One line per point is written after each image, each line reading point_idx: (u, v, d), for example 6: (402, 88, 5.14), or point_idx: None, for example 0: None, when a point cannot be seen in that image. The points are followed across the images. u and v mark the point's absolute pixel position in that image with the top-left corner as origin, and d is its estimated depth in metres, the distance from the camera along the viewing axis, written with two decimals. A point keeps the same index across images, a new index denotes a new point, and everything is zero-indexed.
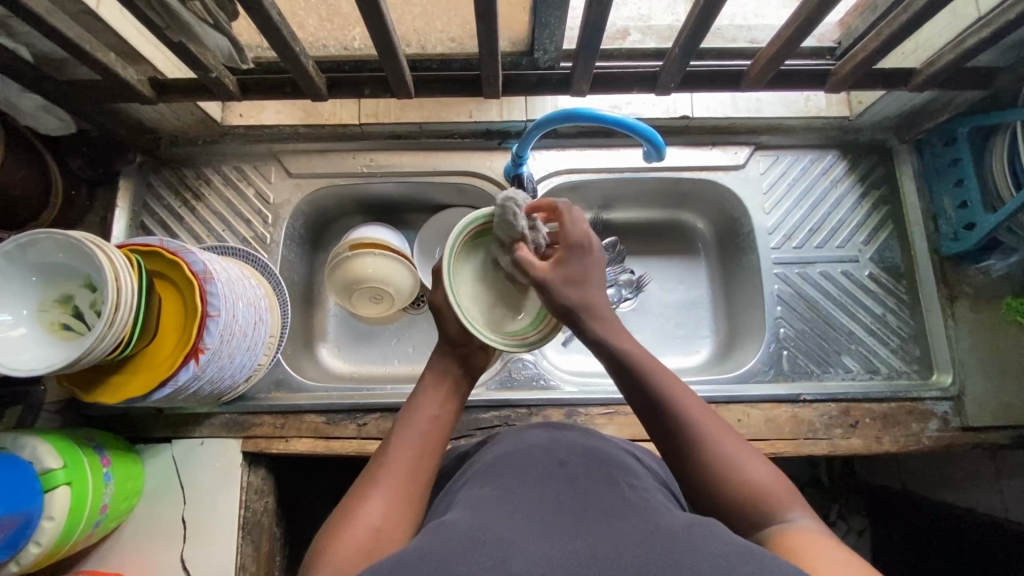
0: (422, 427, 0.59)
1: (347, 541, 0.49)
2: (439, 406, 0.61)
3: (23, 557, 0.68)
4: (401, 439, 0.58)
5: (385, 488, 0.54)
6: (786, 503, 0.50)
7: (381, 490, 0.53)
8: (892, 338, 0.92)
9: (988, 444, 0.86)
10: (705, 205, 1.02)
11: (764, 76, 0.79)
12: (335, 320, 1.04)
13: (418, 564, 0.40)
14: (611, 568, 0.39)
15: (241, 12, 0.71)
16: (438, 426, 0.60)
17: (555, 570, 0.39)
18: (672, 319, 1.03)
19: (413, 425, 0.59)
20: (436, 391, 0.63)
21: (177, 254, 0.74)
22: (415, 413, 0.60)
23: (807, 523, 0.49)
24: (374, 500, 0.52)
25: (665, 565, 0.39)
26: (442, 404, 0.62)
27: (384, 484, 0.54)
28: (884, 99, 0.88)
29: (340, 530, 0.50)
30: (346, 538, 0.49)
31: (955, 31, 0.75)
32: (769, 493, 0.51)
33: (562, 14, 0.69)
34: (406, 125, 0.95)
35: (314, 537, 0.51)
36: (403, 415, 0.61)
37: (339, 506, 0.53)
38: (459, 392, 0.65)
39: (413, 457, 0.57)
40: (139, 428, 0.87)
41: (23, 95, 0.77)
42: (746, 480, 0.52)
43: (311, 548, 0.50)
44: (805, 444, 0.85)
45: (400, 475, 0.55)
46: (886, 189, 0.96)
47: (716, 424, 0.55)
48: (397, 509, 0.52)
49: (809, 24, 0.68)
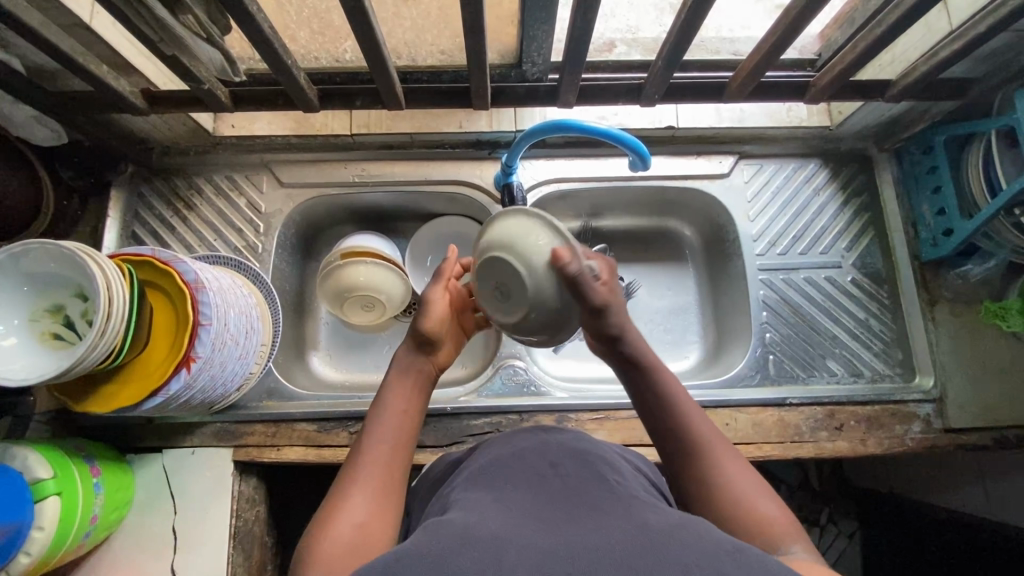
0: (393, 424, 0.60)
1: (331, 543, 0.49)
2: (407, 401, 0.63)
3: (14, 568, 0.67)
4: (374, 439, 0.59)
5: (363, 489, 0.54)
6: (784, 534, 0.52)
7: (359, 489, 0.54)
8: (875, 342, 0.94)
9: (970, 445, 0.88)
10: (692, 213, 1.04)
11: (745, 88, 0.81)
12: (327, 328, 1.05)
13: (412, 558, 0.41)
14: (597, 563, 0.40)
15: (234, 25, 0.72)
16: (407, 422, 0.61)
17: (543, 566, 0.40)
18: (660, 326, 1.04)
19: (382, 420, 0.60)
20: (402, 386, 0.64)
21: (169, 263, 0.75)
22: (386, 409, 0.61)
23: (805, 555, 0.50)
24: (355, 497, 0.53)
25: (649, 560, 0.40)
26: (410, 398, 0.63)
27: (363, 481, 0.55)
28: (862, 110, 0.90)
29: (322, 533, 0.50)
30: (331, 538, 0.49)
31: (928, 44, 0.77)
32: (768, 522, 0.53)
33: (549, 28, 0.71)
34: (398, 135, 0.96)
35: (296, 547, 0.51)
36: (371, 413, 0.62)
37: (320, 507, 0.53)
38: (424, 386, 0.66)
39: (389, 452, 0.58)
40: (130, 438, 0.87)
41: (15, 107, 0.75)
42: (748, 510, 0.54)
43: (297, 553, 0.50)
44: (791, 447, 0.86)
45: (378, 470, 0.56)
46: (867, 197, 0.98)
47: (727, 454, 0.58)
48: (378, 504, 0.53)
49: (787, 36, 0.70)
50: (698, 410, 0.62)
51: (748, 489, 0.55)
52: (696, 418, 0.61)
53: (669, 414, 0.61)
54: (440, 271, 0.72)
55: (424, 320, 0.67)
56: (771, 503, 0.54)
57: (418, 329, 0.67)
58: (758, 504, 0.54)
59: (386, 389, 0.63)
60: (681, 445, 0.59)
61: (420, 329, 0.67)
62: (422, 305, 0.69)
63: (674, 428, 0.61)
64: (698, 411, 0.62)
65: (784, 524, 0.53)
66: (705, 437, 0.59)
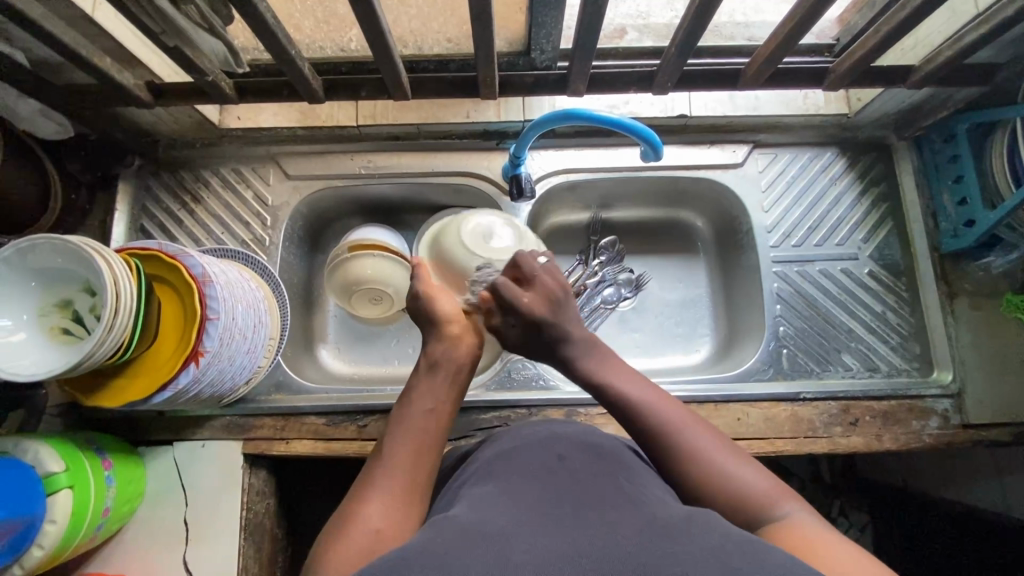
0: (422, 420, 0.60)
1: (349, 538, 0.49)
2: (436, 398, 0.62)
3: (27, 560, 0.68)
4: (398, 435, 0.58)
5: (385, 486, 0.53)
6: (773, 500, 0.51)
7: (381, 485, 0.54)
8: (893, 336, 0.92)
9: (989, 442, 0.86)
10: (703, 204, 1.02)
11: (762, 74, 0.78)
12: (335, 321, 1.04)
13: (417, 553, 0.40)
14: (609, 555, 0.39)
15: (237, 15, 0.70)
16: (434, 420, 0.60)
17: (553, 557, 0.39)
18: (671, 319, 1.02)
19: (408, 419, 0.59)
20: (432, 384, 0.63)
21: (177, 258, 0.74)
22: (415, 409, 0.61)
23: (802, 514, 0.50)
24: (372, 496, 0.53)
25: (662, 552, 0.39)
26: (439, 395, 0.62)
27: (386, 479, 0.54)
28: (883, 96, 0.87)
29: (344, 528, 0.50)
30: (349, 535, 0.49)
31: (954, 27, 0.74)
32: (758, 498, 0.52)
33: (558, 14, 0.69)
34: (405, 125, 0.94)
35: (315, 540, 0.51)
36: (397, 411, 0.61)
37: (340, 505, 0.53)
38: (456, 381, 0.65)
39: (411, 455, 0.57)
40: (141, 431, 0.88)
41: (21, 100, 0.76)
42: (734, 489, 0.53)
43: (314, 549, 0.50)
44: (804, 443, 0.85)
45: (400, 470, 0.55)
46: (885, 186, 0.96)
47: (695, 429, 0.58)
48: (396, 502, 0.52)
49: (806, 21, 0.68)
50: (658, 393, 0.62)
51: (721, 461, 0.55)
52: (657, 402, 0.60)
53: (627, 407, 0.61)
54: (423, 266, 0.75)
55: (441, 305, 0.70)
56: (756, 476, 0.54)
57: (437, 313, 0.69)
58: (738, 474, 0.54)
59: (417, 389, 0.63)
60: (650, 439, 0.58)
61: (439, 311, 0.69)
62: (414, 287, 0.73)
63: (638, 422, 0.60)
64: (659, 395, 0.62)
65: (767, 490, 0.52)
66: (666, 419, 0.59)
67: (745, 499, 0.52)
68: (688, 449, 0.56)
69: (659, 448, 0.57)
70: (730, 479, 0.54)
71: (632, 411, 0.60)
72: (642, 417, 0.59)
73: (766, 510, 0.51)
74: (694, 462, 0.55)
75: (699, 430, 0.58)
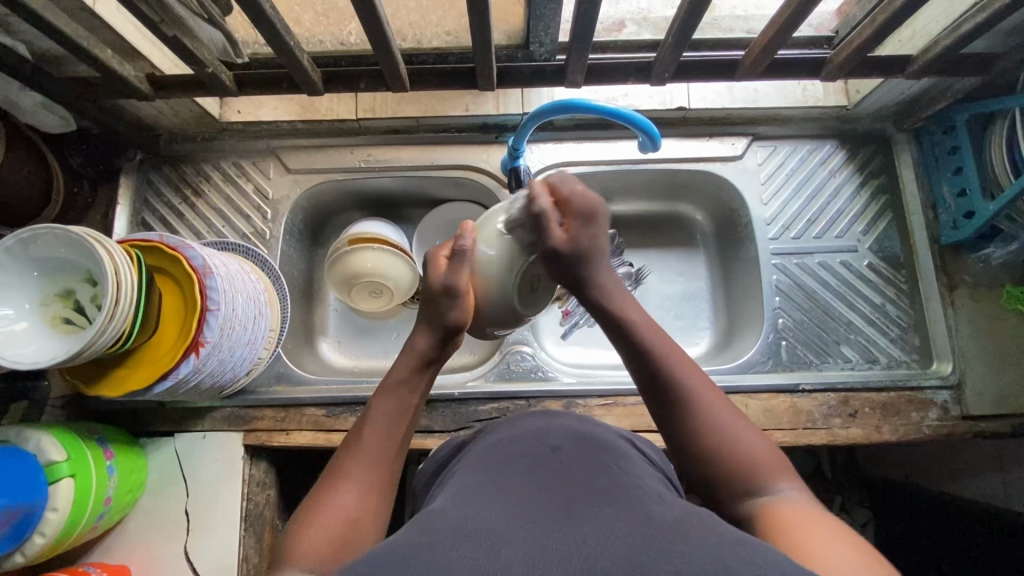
0: (395, 419, 0.59)
1: (318, 537, 0.49)
2: (411, 397, 0.61)
3: (28, 548, 0.69)
4: (371, 433, 0.58)
5: (356, 485, 0.53)
6: (780, 475, 0.52)
7: (352, 485, 0.53)
8: (892, 328, 0.92)
9: (989, 434, 0.85)
10: (702, 197, 1.02)
11: (758, 66, 0.79)
12: (336, 314, 1.05)
13: (407, 552, 0.40)
14: (600, 552, 0.39)
15: (236, 6, 0.71)
16: (406, 420, 0.60)
17: (544, 555, 0.39)
18: (671, 312, 1.03)
19: (382, 417, 0.59)
20: (407, 380, 0.62)
21: (177, 250, 0.75)
22: (387, 407, 0.60)
23: (794, 495, 0.50)
24: (344, 494, 0.52)
25: (652, 550, 0.39)
26: (414, 394, 0.62)
27: (357, 478, 0.54)
28: (881, 88, 0.87)
29: (313, 524, 0.50)
30: (317, 533, 0.49)
31: (951, 17, 0.74)
32: (766, 472, 0.52)
33: (556, 6, 0.69)
34: (404, 119, 0.96)
35: (282, 532, 0.51)
36: (372, 406, 0.60)
37: (307, 498, 0.53)
38: (428, 378, 0.64)
39: (385, 453, 0.57)
40: (142, 422, 0.88)
41: (24, 94, 0.76)
42: (743, 460, 0.53)
43: (284, 536, 0.50)
44: (804, 434, 0.85)
45: (372, 470, 0.55)
46: (885, 178, 0.96)
47: (714, 395, 0.57)
48: (370, 497, 0.53)
49: (801, 13, 0.68)
50: (680, 350, 0.60)
51: (734, 431, 0.55)
52: (675, 354, 0.59)
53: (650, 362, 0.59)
54: (469, 251, 0.62)
55: (456, 312, 0.62)
56: (766, 449, 0.54)
57: (450, 320, 0.62)
58: (739, 441, 0.54)
59: (395, 383, 0.61)
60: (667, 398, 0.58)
61: (453, 321, 0.62)
62: (464, 253, 0.62)
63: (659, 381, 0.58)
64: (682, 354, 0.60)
65: (775, 465, 0.53)
66: (688, 381, 0.58)
67: (753, 469, 0.53)
68: (709, 415, 0.56)
69: (675, 406, 0.57)
70: (740, 451, 0.54)
71: (658, 366, 0.59)
72: (664, 375, 0.58)
73: (772, 483, 0.52)
74: (711, 428, 0.55)
75: (713, 395, 0.57)
